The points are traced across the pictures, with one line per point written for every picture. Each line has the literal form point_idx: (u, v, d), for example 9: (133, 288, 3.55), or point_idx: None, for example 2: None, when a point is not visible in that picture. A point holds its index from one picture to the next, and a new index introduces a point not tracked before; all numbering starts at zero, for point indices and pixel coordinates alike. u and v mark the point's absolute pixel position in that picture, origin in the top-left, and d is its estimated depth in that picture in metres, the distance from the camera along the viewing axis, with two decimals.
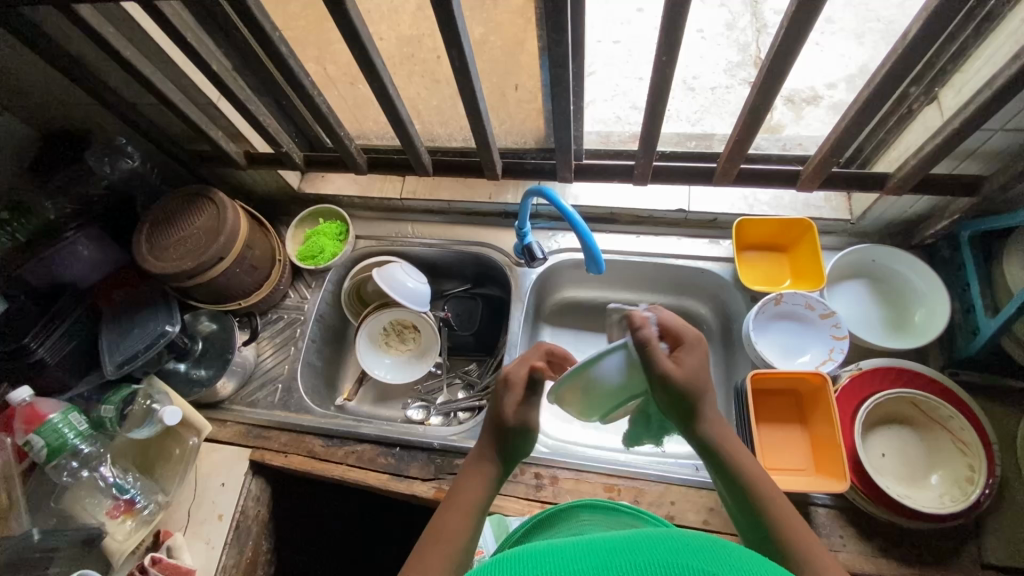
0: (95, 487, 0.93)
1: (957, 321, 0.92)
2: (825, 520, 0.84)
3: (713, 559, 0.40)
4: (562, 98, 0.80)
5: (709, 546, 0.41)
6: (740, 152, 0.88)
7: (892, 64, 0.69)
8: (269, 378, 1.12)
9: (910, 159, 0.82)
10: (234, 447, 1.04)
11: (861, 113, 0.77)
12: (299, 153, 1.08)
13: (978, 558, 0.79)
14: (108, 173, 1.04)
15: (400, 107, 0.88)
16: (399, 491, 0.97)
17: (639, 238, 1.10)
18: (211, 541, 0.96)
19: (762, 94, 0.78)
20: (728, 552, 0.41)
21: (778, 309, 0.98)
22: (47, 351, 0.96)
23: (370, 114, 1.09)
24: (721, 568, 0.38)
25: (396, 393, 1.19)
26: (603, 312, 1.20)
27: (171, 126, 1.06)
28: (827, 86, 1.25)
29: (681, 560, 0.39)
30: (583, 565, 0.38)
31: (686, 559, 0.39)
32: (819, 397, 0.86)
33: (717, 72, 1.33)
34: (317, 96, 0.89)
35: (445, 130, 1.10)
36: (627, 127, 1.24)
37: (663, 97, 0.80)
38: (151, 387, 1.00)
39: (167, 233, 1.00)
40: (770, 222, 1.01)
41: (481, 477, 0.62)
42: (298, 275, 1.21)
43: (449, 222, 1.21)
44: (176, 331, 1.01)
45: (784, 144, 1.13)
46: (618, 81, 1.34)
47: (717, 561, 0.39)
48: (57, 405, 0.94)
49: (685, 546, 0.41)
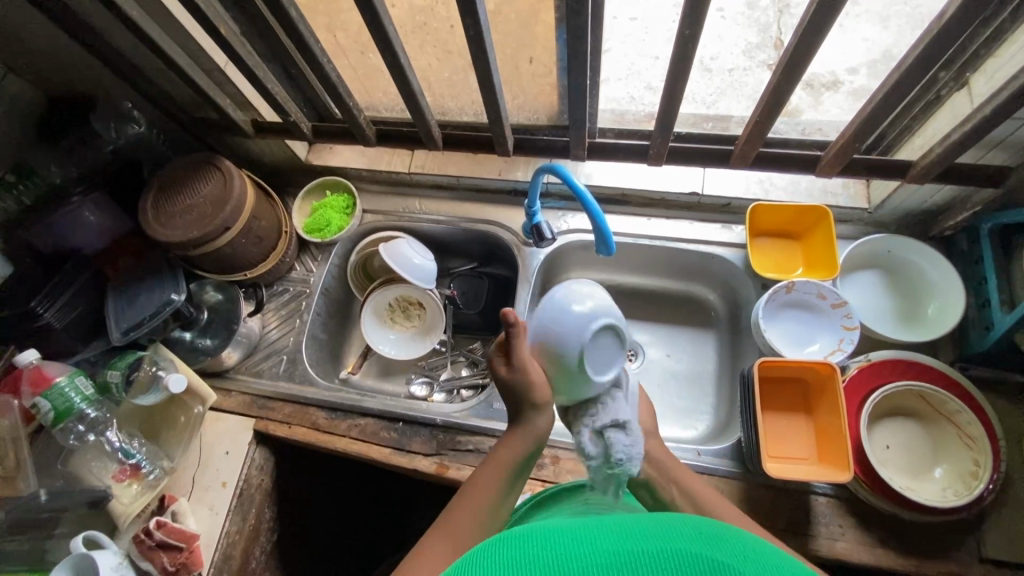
0: (102, 452, 0.94)
1: (970, 316, 0.90)
2: (825, 509, 0.84)
3: (726, 549, 0.40)
4: (580, 72, 0.77)
5: (722, 535, 0.42)
6: (759, 135, 0.86)
7: (927, 47, 0.67)
8: (273, 350, 1.12)
9: (935, 148, 0.79)
10: (238, 416, 1.05)
11: (890, 96, 0.74)
12: (306, 123, 1.06)
13: (977, 552, 0.79)
14: (114, 138, 1.03)
15: (412, 78, 0.85)
16: (402, 465, 0.97)
17: (649, 221, 1.08)
18: (215, 508, 0.97)
19: (787, 75, 0.75)
20: (742, 544, 0.41)
21: (789, 298, 0.96)
22: (54, 316, 0.96)
23: (379, 85, 1.06)
24: (735, 557, 0.39)
25: (400, 369, 1.20)
26: (610, 295, 1.19)
27: (178, 92, 1.04)
28: (848, 71, 1.21)
29: (690, 546, 0.40)
30: (598, 550, 0.39)
31: (697, 546, 0.40)
32: (827, 386, 0.85)
33: (735, 53, 1.29)
34: (326, 63, 0.86)
35: (456, 103, 1.07)
36: (641, 107, 1.21)
37: (683, 76, 0.77)
38: (156, 352, 1.01)
39: (174, 200, 0.99)
40: (785, 209, 0.99)
41: (521, 440, 0.70)
42: (304, 247, 1.20)
43: (457, 198, 1.19)
44: (181, 300, 1.01)
45: (805, 129, 1.10)
46: (632, 59, 1.31)
47: (728, 551, 0.40)
48: (63, 369, 0.94)
49: (696, 534, 0.42)
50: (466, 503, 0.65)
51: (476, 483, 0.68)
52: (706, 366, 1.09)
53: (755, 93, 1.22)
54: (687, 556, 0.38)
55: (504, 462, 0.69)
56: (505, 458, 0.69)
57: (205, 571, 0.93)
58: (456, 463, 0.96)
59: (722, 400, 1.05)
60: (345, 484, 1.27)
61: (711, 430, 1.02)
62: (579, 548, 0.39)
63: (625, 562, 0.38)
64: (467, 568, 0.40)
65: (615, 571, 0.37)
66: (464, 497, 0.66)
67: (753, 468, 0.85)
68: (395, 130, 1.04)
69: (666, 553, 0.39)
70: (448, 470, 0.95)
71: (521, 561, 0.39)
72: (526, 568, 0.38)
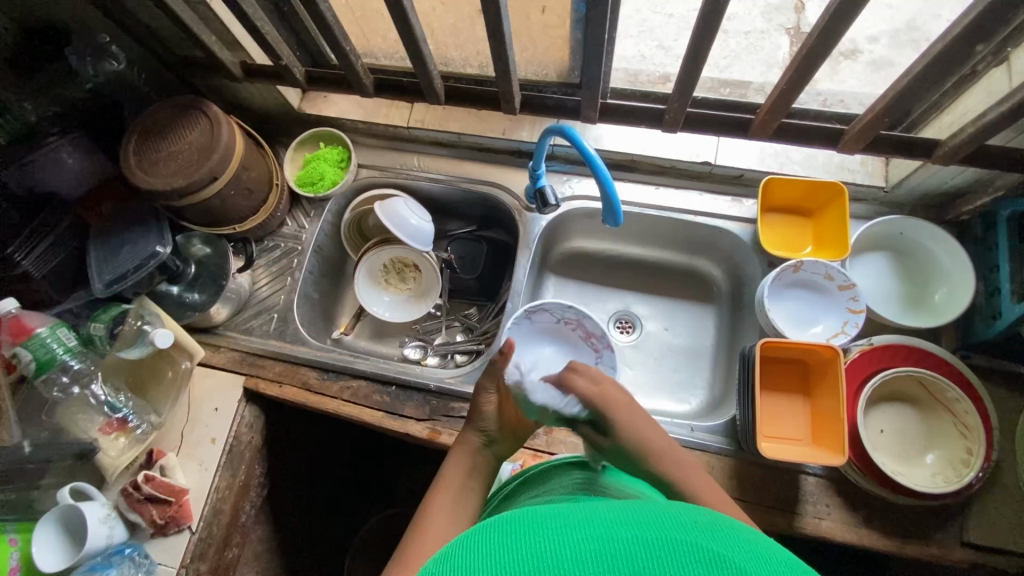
0: (87, 405, 0.93)
1: (978, 304, 0.89)
2: (813, 489, 0.84)
3: (723, 540, 0.40)
4: (598, 25, 0.71)
5: (720, 526, 0.42)
6: (783, 105, 0.81)
7: (981, 13, 0.62)
8: (264, 307, 1.09)
9: (967, 127, 0.75)
10: (227, 373, 1.02)
11: (929, 69, 0.69)
12: (300, 68, 0.99)
13: (959, 536, 0.80)
14: (91, 75, 0.95)
15: (415, 23, 0.79)
16: (394, 428, 0.96)
17: (658, 190, 1.04)
18: (204, 464, 0.96)
19: (823, 40, 0.69)
20: (740, 537, 0.41)
21: (796, 277, 0.94)
22: (31, 262, 0.94)
23: (378, 30, 0.99)
24: (734, 551, 0.38)
25: (394, 331, 1.18)
26: (610, 265, 1.16)
27: (162, 27, 0.96)
28: (869, 39, 1.14)
29: (687, 535, 0.39)
30: (590, 536, 0.39)
31: (693, 535, 0.39)
32: (828, 368, 0.84)
33: (753, 15, 1.20)
34: (322, 2, 0.79)
35: (460, 54, 1.00)
36: (654, 67, 1.15)
37: (710, 36, 0.71)
38: (143, 307, 0.97)
39: (157, 146, 0.94)
40: (799, 184, 0.95)
41: (459, 459, 0.72)
42: (296, 202, 1.15)
43: (458, 157, 1.14)
44: (167, 253, 0.97)
45: (825, 100, 1.05)
46: (645, 15, 1.22)
47: (727, 543, 0.39)
48: (44, 319, 0.91)
49: (693, 524, 0.41)
50: (423, 523, 0.62)
51: (428, 509, 0.64)
52: (705, 341, 1.08)
53: (771, 59, 1.15)
54: (681, 545, 0.38)
55: (452, 485, 0.67)
56: (450, 480, 0.68)
57: (196, 525, 0.93)
58: (449, 429, 0.95)
59: (718, 377, 1.04)
60: (337, 440, 1.28)
61: (705, 407, 1.01)
62: (574, 533, 0.39)
63: (617, 548, 0.38)
64: (464, 548, 0.41)
65: (609, 558, 0.37)
66: (415, 532, 0.61)
67: (748, 447, 0.85)
68: (395, 81, 0.98)
69: (663, 542, 0.38)
70: (441, 436, 0.94)
71: (514, 538, 0.40)
72: (520, 551, 0.38)
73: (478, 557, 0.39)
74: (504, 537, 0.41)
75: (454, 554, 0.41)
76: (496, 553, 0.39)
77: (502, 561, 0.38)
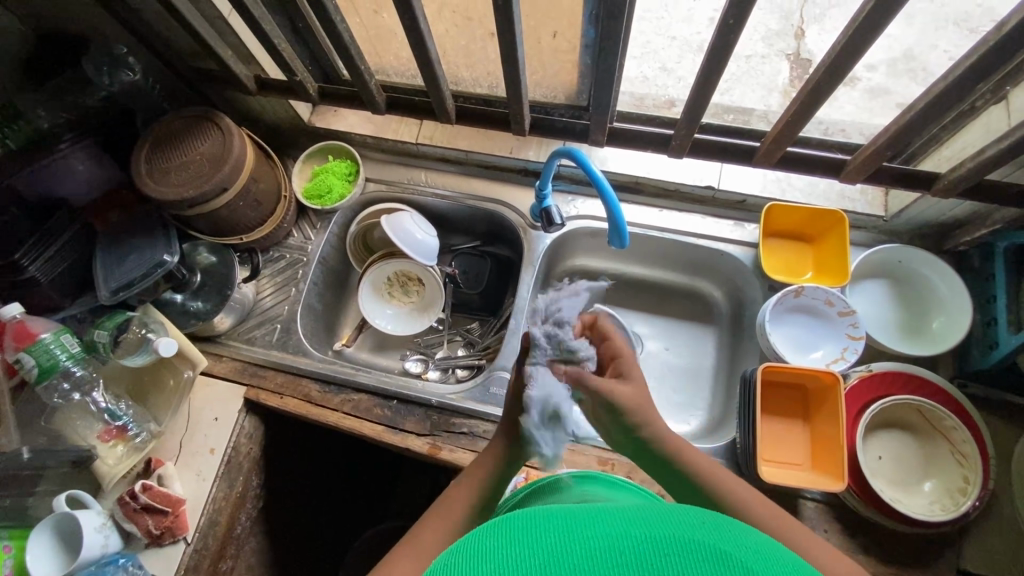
0: (88, 412, 0.93)
1: (975, 334, 0.90)
2: (813, 513, 0.85)
3: (731, 540, 0.40)
4: (610, 54, 0.74)
5: (726, 525, 0.42)
6: (789, 135, 0.82)
7: (982, 57, 0.64)
8: (268, 317, 1.09)
9: (967, 160, 0.77)
10: (228, 382, 1.02)
11: (930, 107, 0.71)
12: (313, 83, 1.00)
13: (955, 564, 0.81)
14: (107, 84, 0.95)
15: (430, 44, 0.81)
16: (394, 443, 0.96)
17: (661, 213, 1.06)
18: (202, 473, 0.95)
19: (829, 75, 0.71)
20: (746, 538, 0.41)
21: (798, 302, 0.95)
22: (39, 269, 0.92)
23: (392, 48, 1.00)
24: (741, 552, 0.39)
25: (396, 343, 1.18)
26: (612, 284, 1.17)
27: (178, 40, 0.98)
28: (867, 68, 1.16)
29: (694, 534, 0.39)
30: (598, 533, 0.39)
31: (700, 534, 0.39)
32: (827, 395, 0.85)
33: (754, 40, 1.23)
34: (339, 20, 0.81)
35: (470, 74, 1.02)
36: (658, 90, 1.17)
37: (719, 66, 0.73)
38: (146, 315, 0.98)
39: (169, 155, 0.95)
40: (802, 211, 0.97)
41: (491, 458, 0.67)
42: (303, 213, 1.15)
43: (464, 173, 1.15)
44: (174, 262, 0.97)
45: (826, 129, 1.08)
46: (649, 37, 1.25)
47: (733, 542, 0.40)
48: (47, 325, 0.91)
49: (700, 523, 0.41)
50: (438, 512, 0.62)
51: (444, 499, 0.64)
52: (704, 362, 1.09)
53: (771, 83, 1.18)
54: (689, 542, 0.38)
55: (473, 484, 0.65)
56: (475, 476, 0.66)
57: (191, 535, 0.92)
58: (449, 445, 0.95)
59: (717, 398, 1.05)
60: (334, 452, 1.28)
61: (704, 430, 1.01)
62: (580, 530, 0.40)
63: (625, 546, 0.38)
64: (475, 540, 0.41)
65: (616, 554, 0.37)
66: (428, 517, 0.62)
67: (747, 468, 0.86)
68: (407, 99, 0.99)
69: (670, 539, 0.38)
70: (441, 452, 0.94)
71: (521, 533, 0.40)
72: (528, 544, 0.39)
73: (485, 551, 0.39)
74: (512, 533, 0.41)
75: (462, 549, 0.41)
76: (503, 547, 0.39)
77: (511, 554, 0.38)
